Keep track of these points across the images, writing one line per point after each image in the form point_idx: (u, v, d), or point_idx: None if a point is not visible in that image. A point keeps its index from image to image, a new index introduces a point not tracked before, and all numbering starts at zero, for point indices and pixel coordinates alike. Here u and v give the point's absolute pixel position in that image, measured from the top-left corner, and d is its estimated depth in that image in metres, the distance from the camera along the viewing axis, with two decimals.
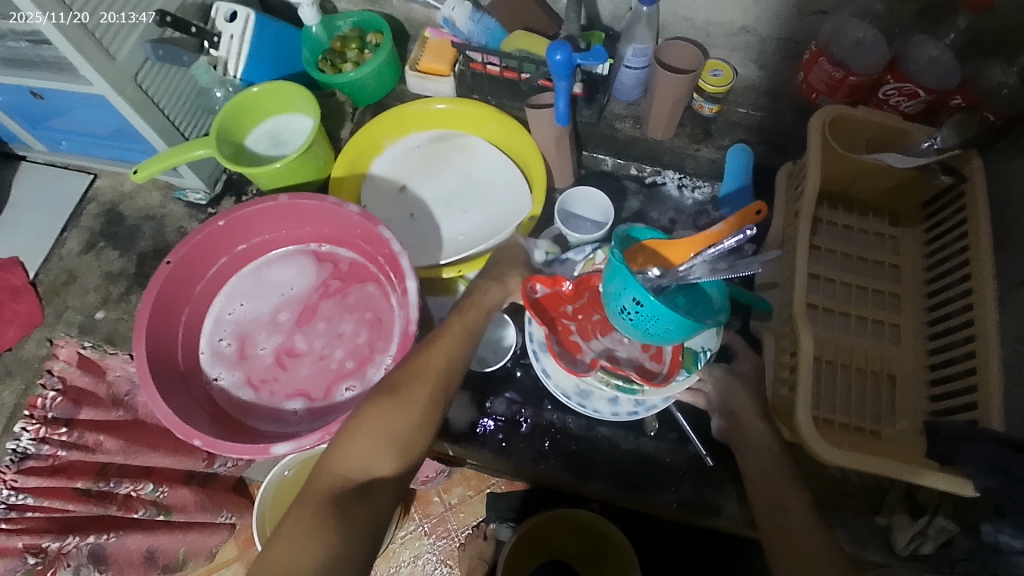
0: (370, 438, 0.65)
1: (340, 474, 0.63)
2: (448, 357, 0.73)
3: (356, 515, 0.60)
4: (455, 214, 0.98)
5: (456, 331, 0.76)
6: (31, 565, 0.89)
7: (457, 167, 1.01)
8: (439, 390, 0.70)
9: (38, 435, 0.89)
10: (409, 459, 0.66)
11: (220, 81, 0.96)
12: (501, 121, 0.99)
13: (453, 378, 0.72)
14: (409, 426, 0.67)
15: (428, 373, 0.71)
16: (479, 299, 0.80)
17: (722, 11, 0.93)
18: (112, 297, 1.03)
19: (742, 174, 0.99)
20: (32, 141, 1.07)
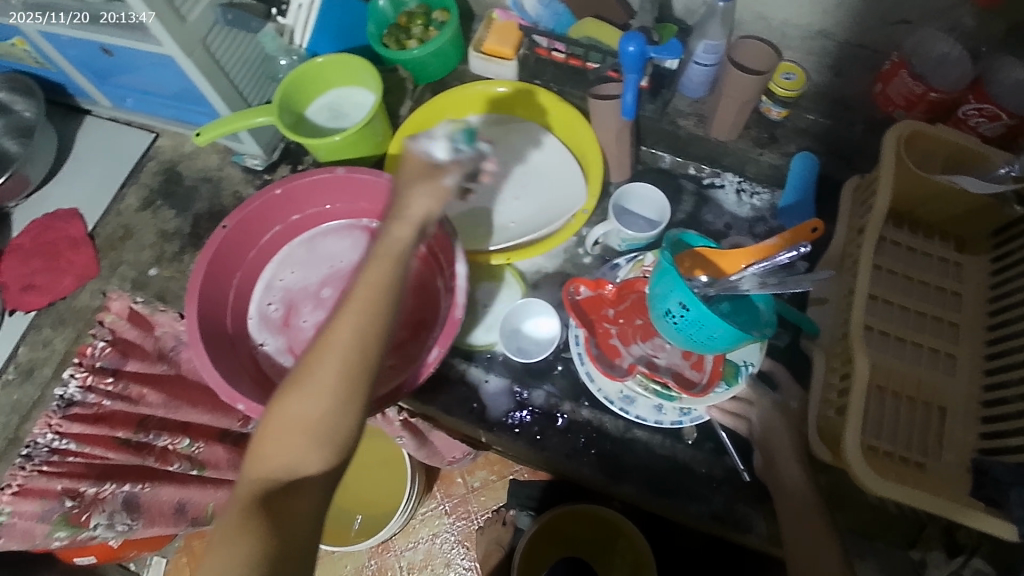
0: (282, 437, 0.59)
1: (259, 477, 0.59)
2: (357, 326, 0.61)
3: (280, 517, 0.58)
4: (508, 200, 0.97)
5: (363, 292, 0.62)
6: (67, 509, 0.92)
7: (512, 152, 1.00)
8: (355, 365, 0.60)
9: (84, 384, 0.92)
10: (332, 445, 0.60)
11: (286, 49, 0.96)
12: (563, 110, 0.98)
13: (373, 341, 0.61)
14: (323, 412, 0.59)
15: (336, 349, 0.60)
16: (382, 241, 0.63)
17: (801, 13, 0.90)
18: (167, 255, 1.03)
19: (805, 185, 0.96)
20: (99, 95, 1.08)
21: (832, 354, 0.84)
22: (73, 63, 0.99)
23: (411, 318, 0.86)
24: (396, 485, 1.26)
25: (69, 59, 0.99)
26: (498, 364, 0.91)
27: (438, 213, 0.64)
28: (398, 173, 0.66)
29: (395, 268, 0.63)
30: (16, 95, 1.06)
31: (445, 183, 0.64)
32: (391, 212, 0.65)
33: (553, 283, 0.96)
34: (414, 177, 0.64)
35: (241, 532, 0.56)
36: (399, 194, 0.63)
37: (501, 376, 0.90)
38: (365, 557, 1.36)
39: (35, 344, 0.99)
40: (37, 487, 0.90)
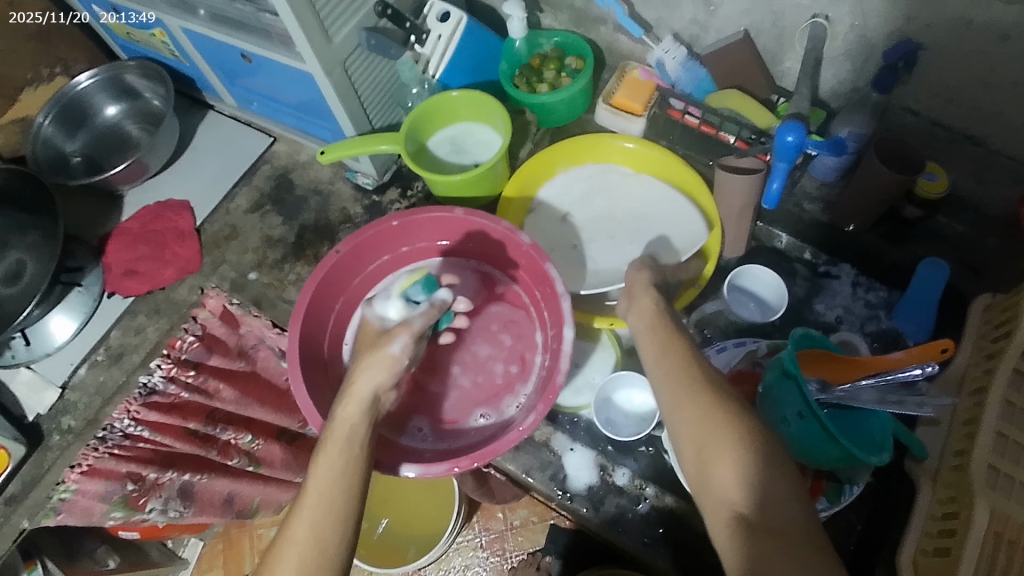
0: None
1: None
2: (315, 523, 0.57)
3: None
4: (621, 245, 0.92)
5: (320, 479, 0.59)
6: (128, 492, 0.90)
7: (624, 196, 0.96)
8: (314, 560, 0.56)
9: (169, 374, 0.91)
10: None
11: (419, 79, 0.94)
12: (685, 172, 0.94)
13: (331, 533, 0.57)
14: None
15: (291, 549, 0.56)
16: (333, 431, 0.62)
17: (954, 115, 0.83)
18: (268, 261, 1.04)
19: (931, 296, 0.90)
20: (227, 94, 1.11)
21: (942, 485, 0.80)
22: (208, 60, 1.02)
23: (505, 372, 0.84)
24: (437, 511, 1.23)
25: (206, 57, 1.01)
26: (581, 431, 0.90)
27: (386, 381, 0.64)
28: (361, 340, 0.72)
29: (348, 457, 0.60)
30: (145, 81, 1.12)
31: (391, 349, 0.66)
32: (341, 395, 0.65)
33: None
34: (366, 349, 0.68)
35: None
36: (349, 374, 0.65)
37: (588, 445, 0.89)
38: None
39: (127, 329, 1.00)
40: (105, 468, 0.87)
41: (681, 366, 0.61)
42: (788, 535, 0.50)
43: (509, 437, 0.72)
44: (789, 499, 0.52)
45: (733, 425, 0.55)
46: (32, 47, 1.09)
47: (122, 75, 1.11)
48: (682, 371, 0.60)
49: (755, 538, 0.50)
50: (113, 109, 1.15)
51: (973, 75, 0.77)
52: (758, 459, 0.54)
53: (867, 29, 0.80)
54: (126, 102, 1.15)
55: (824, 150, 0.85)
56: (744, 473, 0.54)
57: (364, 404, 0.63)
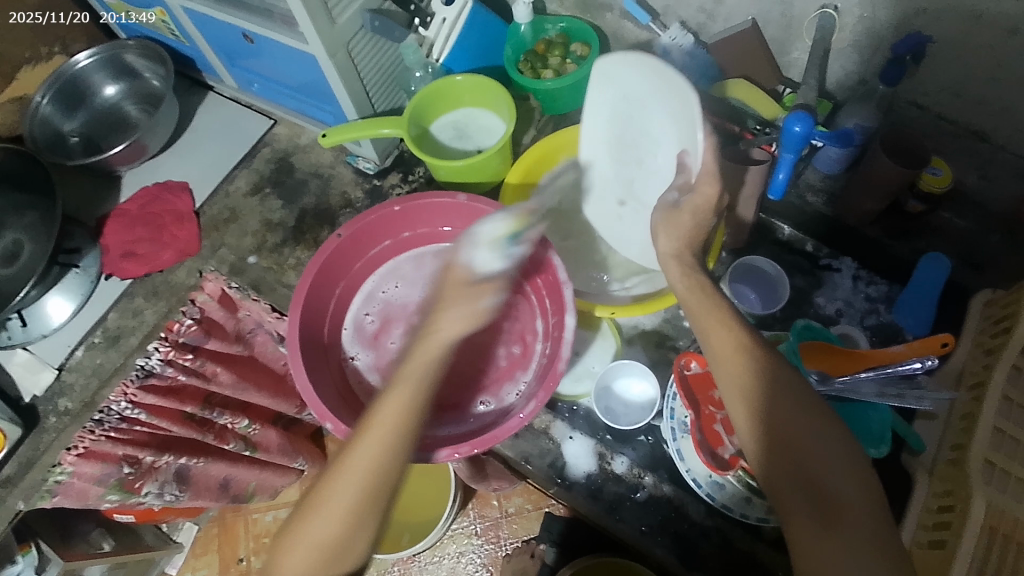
0: (293, 557, 0.58)
1: None
2: (376, 459, 0.58)
3: None
4: (650, 160, 0.80)
5: (382, 418, 0.59)
6: (124, 475, 0.90)
7: (607, 109, 0.81)
8: (366, 495, 0.58)
9: (167, 357, 0.89)
10: (335, 568, 0.58)
11: (423, 62, 0.94)
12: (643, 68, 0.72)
13: (385, 471, 0.59)
14: (330, 537, 0.58)
15: (346, 481, 0.58)
16: (407, 368, 0.61)
17: (961, 110, 0.83)
18: (268, 245, 1.04)
19: (935, 291, 0.90)
20: (228, 75, 1.10)
21: (938, 478, 0.80)
22: (209, 40, 1.00)
23: (505, 359, 0.84)
24: (432, 497, 1.23)
25: (207, 37, 1.00)
26: (579, 419, 0.90)
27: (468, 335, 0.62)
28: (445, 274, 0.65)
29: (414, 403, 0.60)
30: (144, 61, 1.10)
31: (483, 305, 0.61)
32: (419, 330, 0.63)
33: (648, 341, 0.93)
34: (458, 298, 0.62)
35: None
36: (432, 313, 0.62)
37: (587, 433, 0.90)
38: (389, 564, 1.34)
39: (125, 312, 1.00)
40: (101, 451, 0.87)
41: (745, 348, 0.60)
42: (850, 519, 0.52)
43: (509, 424, 0.72)
44: (851, 485, 0.54)
45: (794, 407, 0.57)
46: (30, 24, 1.07)
47: (122, 54, 1.10)
48: (742, 355, 0.60)
49: (816, 528, 0.53)
50: (112, 89, 1.13)
51: (981, 69, 0.77)
52: (821, 442, 0.55)
53: (875, 21, 0.80)
54: (126, 82, 1.14)
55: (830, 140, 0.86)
56: (806, 452, 0.55)
57: (435, 348, 0.61)
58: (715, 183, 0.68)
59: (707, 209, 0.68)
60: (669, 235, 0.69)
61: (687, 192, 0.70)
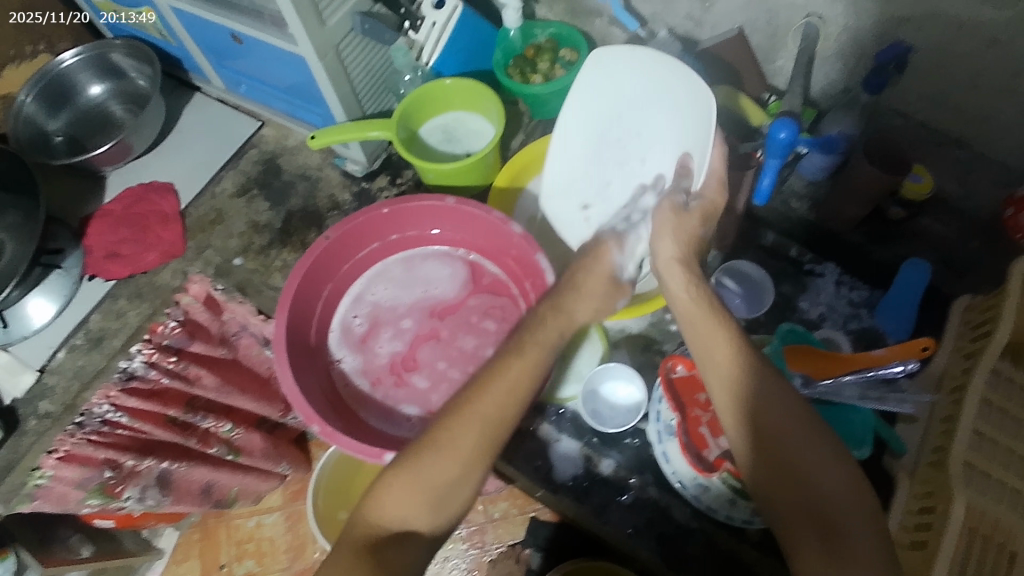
0: (405, 489, 0.61)
1: (375, 525, 0.60)
2: (501, 405, 0.65)
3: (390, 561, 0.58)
4: (636, 165, 0.83)
5: (515, 371, 0.66)
6: (105, 479, 0.89)
7: (597, 111, 0.84)
8: (487, 437, 0.63)
9: (150, 359, 0.90)
10: (444, 512, 0.61)
11: (412, 66, 0.93)
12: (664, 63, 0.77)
13: (507, 416, 0.65)
14: (450, 477, 0.61)
15: (473, 421, 0.64)
16: (536, 336, 0.70)
17: (943, 118, 0.85)
18: (254, 247, 1.03)
19: (913, 295, 0.92)
20: (216, 76, 1.10)
21: (919, 480, 0.82)
22: (197, 40, 1.00)
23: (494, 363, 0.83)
24: None
25: (196, 37, 0.99)
26: (567, 422, 0.90)
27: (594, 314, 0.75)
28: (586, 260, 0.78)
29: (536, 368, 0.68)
30: (131, 61, 1.09)
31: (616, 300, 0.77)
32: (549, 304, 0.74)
33: (635, 344, 0.94)
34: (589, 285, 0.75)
35: None
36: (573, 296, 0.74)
37: (574, 436, 0.90)
38: None
39: (108, 313, 0.98)
40: (82, 454, 0.87)
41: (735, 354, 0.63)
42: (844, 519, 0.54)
43: None
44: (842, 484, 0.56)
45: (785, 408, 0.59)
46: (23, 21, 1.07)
47: (108, 54, 1.09)
48: (734, 359, 0.63)
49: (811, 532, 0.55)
50: (98, 88, 1.12)
51: (962, 78, 0.78)
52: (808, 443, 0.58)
53: (859, 31, 0.81)
54: (111, 82, 1.13)
55: (814, 147, 0.89)
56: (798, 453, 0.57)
57: (569, 321, 0.73)
58: (721, 190, 0.75)
59: (711, 214, 0.75)
60: (674, 237, 0.72)
61: (697, 196, 0.75)
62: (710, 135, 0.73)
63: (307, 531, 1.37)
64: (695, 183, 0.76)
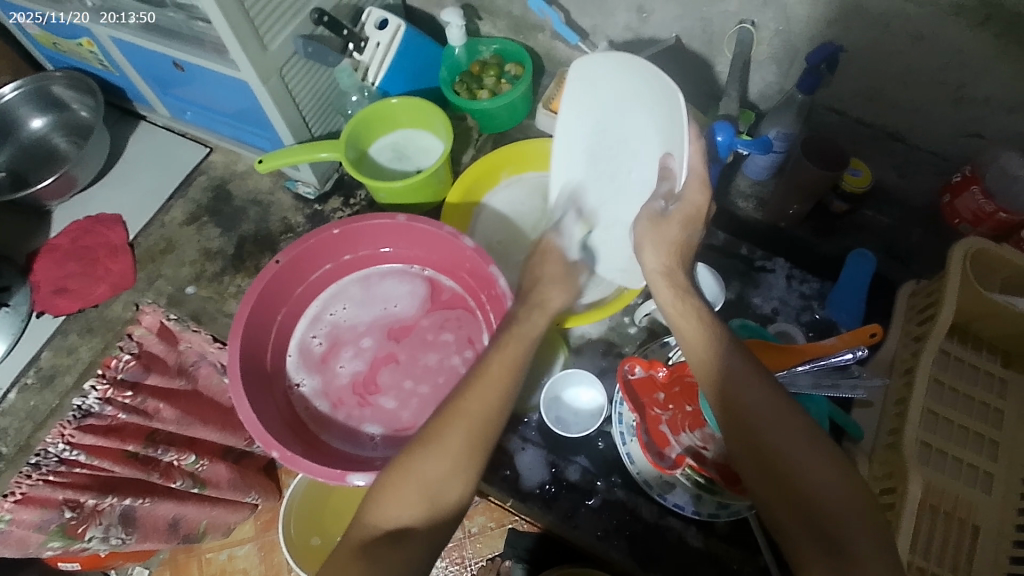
0: (396, 488, 0.60)
1: (372, 525, 0.59)
2: (488, 399, 0.64)
3: (385, 561, 0.57)
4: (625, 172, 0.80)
5: (501, 365, 0.67)
6: (66, 520, 0.86)
7: (582, 121, 0.81)
8: (481, 434, 0.63)
9: (105, 395, 0.85)
10: (439, 511, 0.60)
11: (358, 86, 0.95)
12: (642, 68, 0.72)
13: (497, 411, 0.64)
14: (441, 474, 0.61)
15: (464, 417, 0.63)
16: (513, 332, 0.71)
17: (876, 114, 0.88)
18: (207, 274, 1.02)
19: (861, 284, 0.94)
20: (160, 104, 1.09)
21: (878, 462, 0.84)
22: (139, 70, 0.99)
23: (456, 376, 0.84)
24: None
25: (138, 67, 0.99)
26: (531, 430, 0.91)
27: (564, 300, 0.78)
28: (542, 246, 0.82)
29: (518, 361, 0.69)
30: (71, 93, 1.08)
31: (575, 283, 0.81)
32: (529, 301, 0.76)
33: (596, 349, 0.95)
34: (550, 278, 0.79)
35: None
36: (541, 290, 0.78)
37: (539, 444, 0.90)
38: None
39: (59, 350, 0.97)
40: (40, 496, 0.82)
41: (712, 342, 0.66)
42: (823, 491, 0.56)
43: None
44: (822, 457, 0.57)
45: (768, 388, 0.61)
46: None
47: (48, 86, 1.07)
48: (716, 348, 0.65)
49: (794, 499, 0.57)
50: (39, 121, 1.11)
51: (890, 74, 0.82)
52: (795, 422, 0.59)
53: (790, 34, 0.84)
54: (53, 114, 1.11)
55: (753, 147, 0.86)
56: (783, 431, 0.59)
57: (545, 311, 0.75)
58: (704, 189, 0.73)
59: (694, 218, 0.74)
60: (656, 247, 0.75)
61: (675, 199, 0.74)
62: (684, 134, 0.70)
63: (280, 560, 1.34)
64: (678, 185, 0.73)
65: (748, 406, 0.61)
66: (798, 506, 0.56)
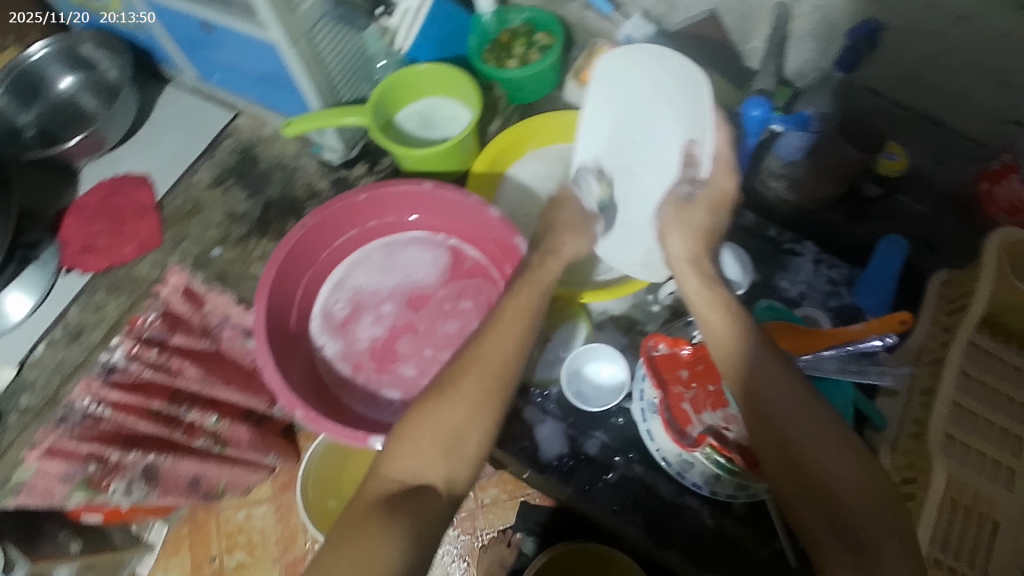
0: (413, 437, 0.64)
1: (392, 475, 0.63)
2: (502, 348, 0.68)
3: (409, 507, 0.60)
4: (649, 171, 0.81)
5: (514, 315, 0.71)
6: (90, 473, 0.88)
7: (597, 126, 0.82)
8: (489, 383, 0.67)
9: (129, 352, 0.90)
10: (455, 458, 0.64)
11: (387, 50, 0.97)
12: (668, 63, 0.76)
13: (510, 360, 0.68)
14: (455, 421, 0.65)
15: (475, 367, 0.67)
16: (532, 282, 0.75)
17: (914, 96, 0.86)
18: (232, 237, 1.02)
19: (890, 271, 0.93)
20: (188, 66, 1.09)
21: (900, 452, 0.83)
22: (169, 31, 0.99)
23: None
24: None
25: (167, 28, 0.99)
26: (551, 403, 0.91)
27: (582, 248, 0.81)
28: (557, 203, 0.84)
29: (534, 310, 0.72)
30: (101, 53, 1.08)
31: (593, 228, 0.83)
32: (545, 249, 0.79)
33: (617, 326, 0.95)
34: (562, 225, 0.82)
35: (371, 525, 0.59)
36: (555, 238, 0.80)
37: (558, 417, 0.90)
38: None
39: (86, 306, 0.98)
40: (65, 449, 0.86)
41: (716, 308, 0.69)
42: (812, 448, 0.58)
43: None
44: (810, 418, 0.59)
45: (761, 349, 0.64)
46: (24, 21, 1.12)
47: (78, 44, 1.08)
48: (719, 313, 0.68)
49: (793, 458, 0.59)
50: (68, 80, 1.11)
51: (932, 55, 0.79)
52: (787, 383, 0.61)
53: (831, 9, 0.82)
54: (83, 73, 1.11)
55: (789, 125, 0.88)
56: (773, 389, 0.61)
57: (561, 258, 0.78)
58: (729, 175, 0.77)
59: (719, 203, 0.77)
60: (680, 233, 0.76)
61: (702, 184, 0.78)
62: (714, 119, 0.75)
63: (296, 521, 1.38)
64: (702, 171, 0.77)
65: (772, 401, 0.61)
66: (818, 500, 0.57)
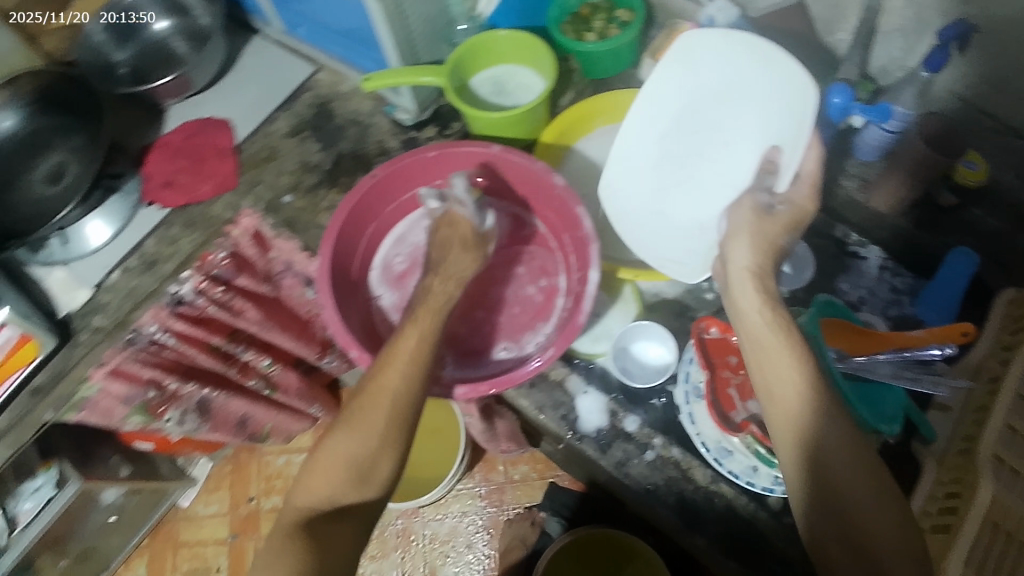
0: (328, 469, 0.69)
1: (306, 505, 0.69)
2: (404, 377, 0.70)
3: (321, 536, 0.68)
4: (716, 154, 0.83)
5: (410, 342, 0.71)
6: (150, 398, 1.00)
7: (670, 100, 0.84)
8: (396, 412, 0.70)
9: (198, 287, 0.95)
10: (367, 483, 0.70)
11: (468, 15, 1.02)
12: (768, 53, 0.78)
13: (416, 388, 0.70)
14: (364, 453, 0.69)
15: (381, 397, 0.70)
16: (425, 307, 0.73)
17: (1003, 103, 0.83)
18: (303, 185, 1.06)
19: (957, 284, 0.90)
20: (276, 17, 1.13)
21: (946, 467, 0.81)
22: None
23: (529, 310, 0.88)
24: (443, 457, 1.29)
25: None
26: (595, 376, 0.92)
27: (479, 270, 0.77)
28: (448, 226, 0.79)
29: (429, 336, 0.72)
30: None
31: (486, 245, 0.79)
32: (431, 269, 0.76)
33: (669, 309, 0.94)
34: (456, 246, 0.77)
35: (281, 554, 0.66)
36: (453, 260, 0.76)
37: (602, 391, 0.91)
38: (393, 517, 1.36)
39: (162, 239, 1.02)
40: (131, 371, 0.96)
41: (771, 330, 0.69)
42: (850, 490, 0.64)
43: (526, 371, 0.79)
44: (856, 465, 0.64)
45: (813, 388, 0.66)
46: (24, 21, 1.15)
47: None
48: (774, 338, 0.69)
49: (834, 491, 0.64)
50: (163, 24, 1.15)
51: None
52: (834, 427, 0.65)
53: (924, 5, 0.80)
54: (176, 19, 1.15)
55: (869, 114, 0.85)
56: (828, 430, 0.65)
57: (456, 279, 0.75)
58: (813, 196, 0.74)
59: (798, 223, 0.73)
60: (752, 242, 0.73)
61: (783, 199, 0.75)
62: (808, 132, 0.75)
63: None
64: (782, 181, 0.76)
65: (815, 439, 0.65)
66: (844, 532, 0.64)
